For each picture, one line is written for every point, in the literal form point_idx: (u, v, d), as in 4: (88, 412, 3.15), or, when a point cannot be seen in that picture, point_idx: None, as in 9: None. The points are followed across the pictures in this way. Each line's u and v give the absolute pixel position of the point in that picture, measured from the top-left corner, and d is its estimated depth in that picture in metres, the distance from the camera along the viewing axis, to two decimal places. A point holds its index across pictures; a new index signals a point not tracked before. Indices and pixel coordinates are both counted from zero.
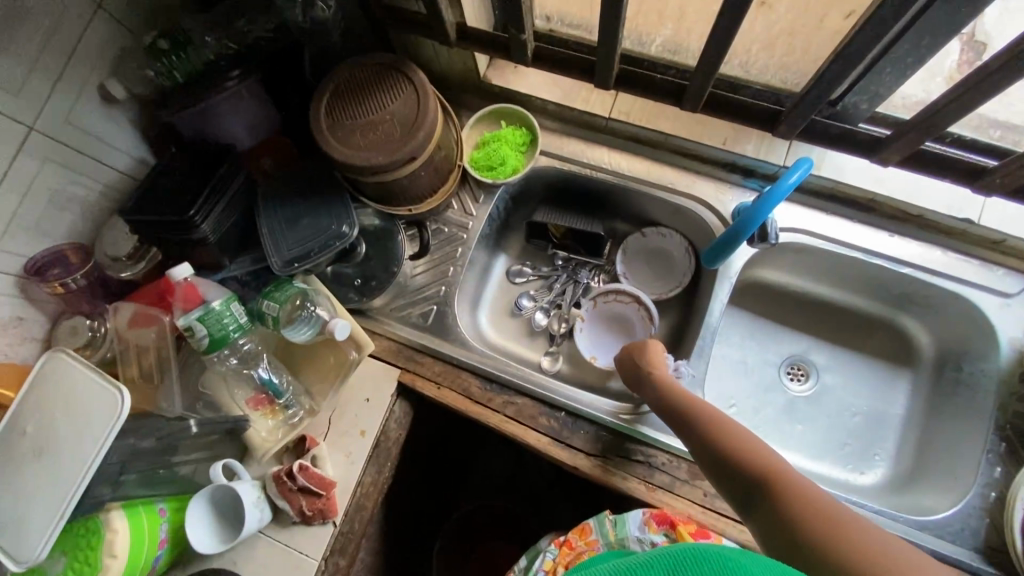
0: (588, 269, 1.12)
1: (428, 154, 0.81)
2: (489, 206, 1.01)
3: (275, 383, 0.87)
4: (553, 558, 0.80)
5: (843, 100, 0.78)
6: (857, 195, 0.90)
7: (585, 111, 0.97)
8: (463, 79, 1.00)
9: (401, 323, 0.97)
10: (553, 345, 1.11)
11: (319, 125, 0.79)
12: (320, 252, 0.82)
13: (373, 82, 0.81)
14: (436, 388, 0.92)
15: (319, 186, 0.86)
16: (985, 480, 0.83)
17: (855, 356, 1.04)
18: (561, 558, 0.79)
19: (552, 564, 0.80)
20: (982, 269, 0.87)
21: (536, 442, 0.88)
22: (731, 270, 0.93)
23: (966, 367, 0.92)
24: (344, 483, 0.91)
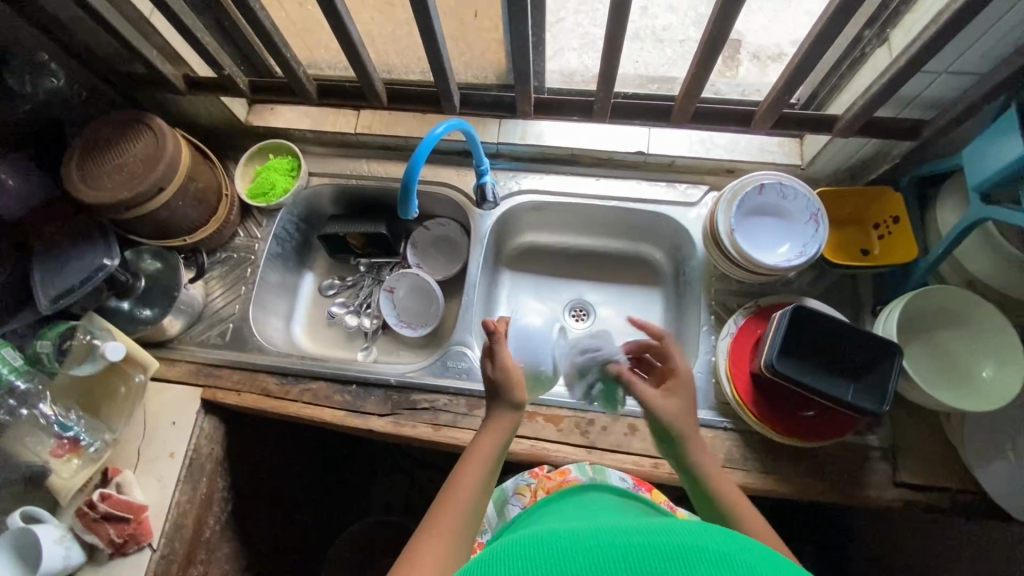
0: (389, 268, 1.25)
1: (176, 183, 0.94)
2: (273, 227, 1.14)
3: (63, 421, 0.91)
4: (532, 485, 0.88)
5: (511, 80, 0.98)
6: (559, 152, 1.11)
7: (335, 132, 1.14)
8: (230, 128, 1.16)
9: (201, 346, 1.05)
10: (368, 340, 1.22)
11: (70, 177, 0.91)
12: (83, 285, 0.91)
13: (114, 133, 0.94)
14: (237, 395, 1.00)
15: (84, 232, 0.95)
16: (707, 349, 0.99)
17: (621, 287, 1.20)
18: (540, 484, 0.87)
19: (531, 490, 0.88)
20: (667, 187, 1.08)
21: (333, 418, 0.97)
22: (482, 234, 1.11)
23: (687, 270, 1.11)
24: (157, 506, 0.94)
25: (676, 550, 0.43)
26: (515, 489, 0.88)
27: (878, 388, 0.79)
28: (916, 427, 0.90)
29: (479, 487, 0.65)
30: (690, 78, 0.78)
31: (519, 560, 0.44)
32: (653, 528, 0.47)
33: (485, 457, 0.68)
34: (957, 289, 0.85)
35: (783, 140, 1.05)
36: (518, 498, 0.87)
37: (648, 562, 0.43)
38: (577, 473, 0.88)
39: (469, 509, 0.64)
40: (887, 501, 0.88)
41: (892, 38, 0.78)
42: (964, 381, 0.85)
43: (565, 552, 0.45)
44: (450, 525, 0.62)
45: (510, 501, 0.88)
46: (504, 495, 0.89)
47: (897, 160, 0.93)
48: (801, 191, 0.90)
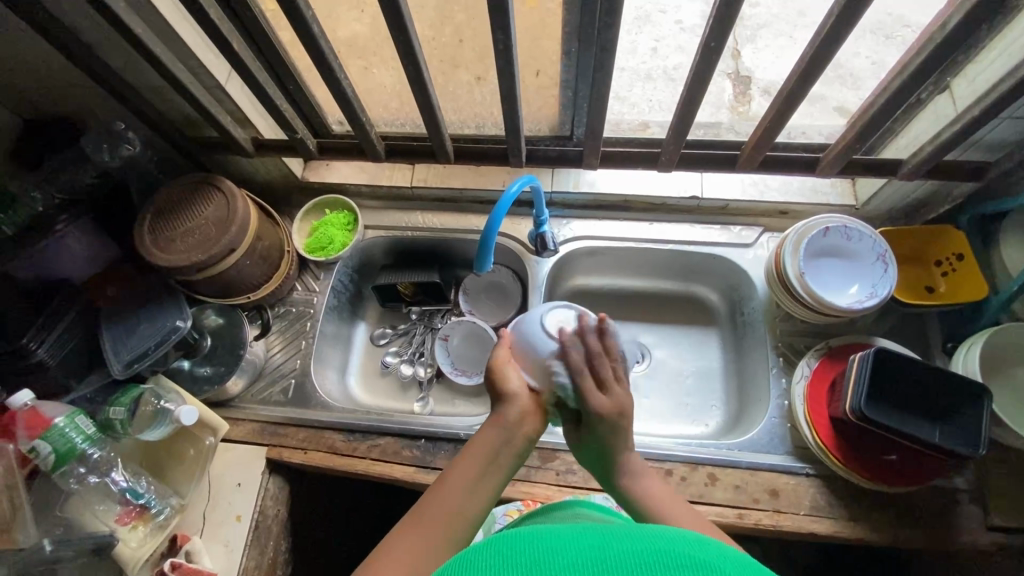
0: (441, 315, 1.25)
1: (246, 243, 0.95)
2: (331, 279, 1.15)
3: (134, 488, 0.89)
4: (518, 508, 0.90)
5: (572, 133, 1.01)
6: (612, 199, 1.13)
7: (391, 186, 1.17)
8: (287, 185, 1.19)
9: (263, 404, 1.04)
10: (423, 389, 1.21)
11: (144, 241, 0.92)
12: (157, 348, 0.91)
13: (187, 197, 0.95)
14: (303, 453, 0.99)
15: (155, 296, 0.96)
16: (779, 391, 0.98)
17: (675, 328, 1.20)
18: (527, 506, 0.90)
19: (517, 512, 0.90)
20: (722, 230, 1.10)
21: (403, 474, 0.95)
22: (539, 280, 1.12)
23: (746, 309, 1.11)
24: (226, 573, 0.91)
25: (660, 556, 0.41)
26: (504, 510, 0.90)
27: (968, 432, 0.78)
28: (1004, 468, 0.88)
29: (465, 501, 0.63)
30: (763, 128, 0.80)
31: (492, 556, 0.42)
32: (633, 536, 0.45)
33: (475, 463, 0.66)
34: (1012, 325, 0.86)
35: (835, 181, 1.07)
36: (507, 518, 0.88)
37: (624, 562, 0.40)
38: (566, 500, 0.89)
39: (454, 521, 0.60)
40: (981, 546, 0.85)
41: (954, 87, 0.81)
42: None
43: (542, 550, 0.42)
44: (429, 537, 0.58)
45: (497, 521, 0.89)
46: (492, 517, 0.90)
47: (958, 201, 0.94)
48: (867, 233, 0.91)
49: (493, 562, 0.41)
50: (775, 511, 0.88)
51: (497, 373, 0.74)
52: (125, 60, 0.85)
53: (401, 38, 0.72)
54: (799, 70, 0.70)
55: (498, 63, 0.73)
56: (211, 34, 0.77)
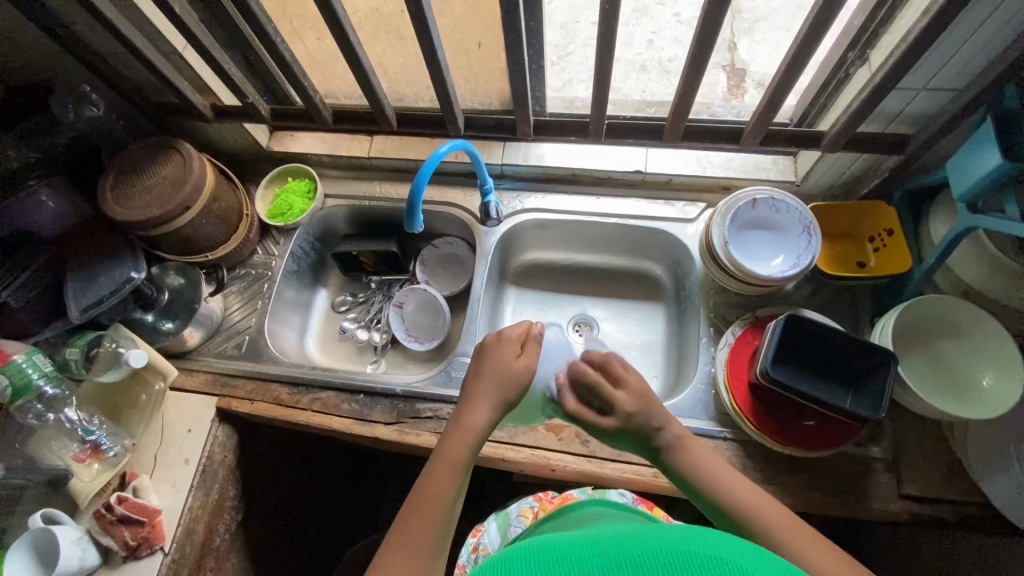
0: (399, 285, 1.30)
1: (201, 204, 1.01)
2: (290, 245, 1.20)
3: (87, 427, 0.96)
4: (533, 507, 0.96)
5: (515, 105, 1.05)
6: (560, 172, 1.16)
7: (349, 156, 1.22)
8: (253, 154, 1.24)
9: (217, 358, 1.10)
10: (378, 354, 1.25)
11: (105, 198, 0.99)
12: (112, 295, 0.98)
13: (147, 158, 1.02)
14: (250, 403, 1.04)
15: (113, 248, 1.02)
16: (708, 360, 1.00)
17: (622, 302, 1.23)
18: (541, 506, 0.95)
19: (532, 511, 0.95)
20: (665, 205, 1.12)
21: (340, 426, 1.00)
22: (487, 250, 1.16)
23: (687, 284, 1.13)
24: (171, 511, 0.97)
25: (667, 558, 0.43)
26: (518, 511, 0.96)
27: (874, 396, 0.80)
28: (918, 439, 0.89)
29: (450, 496, 0.64)
30: (679, 97, 0.83)
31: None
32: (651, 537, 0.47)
33: (461, 461, 0.66)
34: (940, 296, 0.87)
35: (777, 158, 1.09)
36: (521, 519, 0.94)
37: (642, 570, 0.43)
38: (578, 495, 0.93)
39: (443, 512, 0.62)
40: (891, 513, 0.87)
41: (872, 59, 0.82)
42: (949, 374, 0.88)
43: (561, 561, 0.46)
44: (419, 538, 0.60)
45: (513, 522, 0.95)
46: (507, 517, 0.96)
47: (888, 175, 0.95)
48: (794, 205, 0.93)
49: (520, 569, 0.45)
50: None
51: (506, 371, 0.71)
52: (85, 26, 0.91)
53: (324, 3, 0.77)
54: (698, 38, 0.72)
55: (416, 28, 0.77)
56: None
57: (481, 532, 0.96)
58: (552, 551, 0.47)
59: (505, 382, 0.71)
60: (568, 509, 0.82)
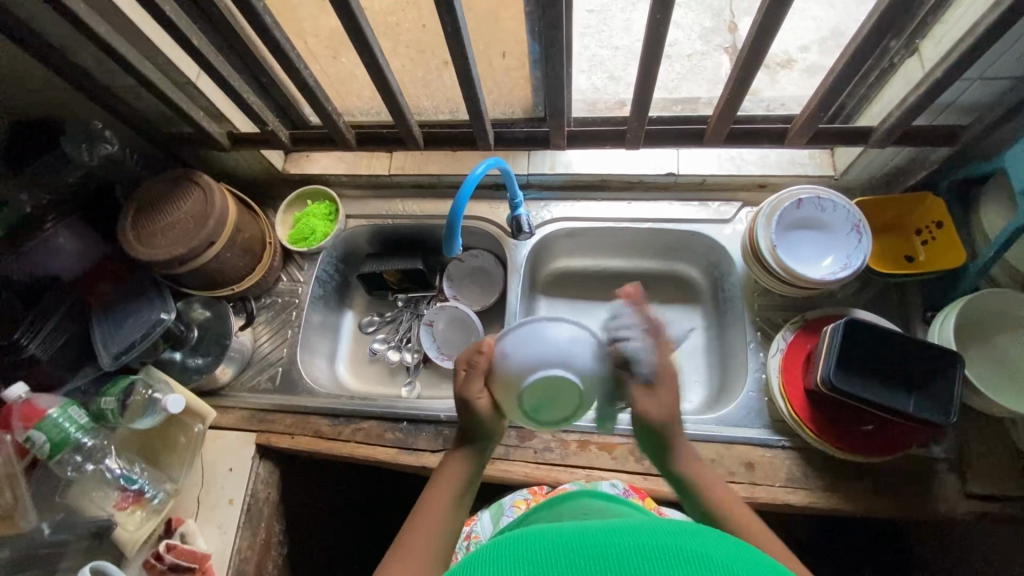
0: (426, 302, 1.26)
1: (226, 236, 0.98)
2: (315, 269, 1.17)
3: (129, 474, 0.93)
4: (525, 497, 0.90)
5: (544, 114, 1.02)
6: (589, 179, 1.13)
7: (369, 174, 1.18)
8: (270, 178, 1.21)
9: (252, 392, 1.08)
10: (410, 374, 1.22)
11: (128, 238, 0.95)
12: (143, 340, 0.95)
13: (167, 193, 0.98)
14: (290, 438, 1.02)
15: (139, 288, 0.99)
16: (757, 366, 0.98)
17: (657, 306, 1.20)
18: (533, 497, 0.89)
19: (524, 501, 0.89)
20: (700, 206, 1.09)
21: (386, 456, 0.98)
22: (518, 263, 1.13)
23: (727, 286, 1.11)
24: (220, 554, 0.95)
25: (656, 551, 0.42)
26: (511, 501, 0.90)
27: (941, 399, 0.78)
28: (981, 436, 0.87)
29: (452, 503, 0.65)
30: (724, 100, 0.79)
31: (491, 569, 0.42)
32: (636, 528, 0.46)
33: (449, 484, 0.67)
34: (994, 291, 0.85)
35: (814, 152, 1.06)
36: (514, 510, 0.88)
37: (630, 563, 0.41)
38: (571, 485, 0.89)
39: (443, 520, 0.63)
40: (958, 514, 0.85)
41: (923, 49, 0.79)
42: (1002, 368, 0.86)
43: (544, 552, 0.43)
44: (423, 549, 0.60)
45: (505, 514, 0.89)
46: (500, 508, 0.90)
47: (936, 166, 0.92)
48: (841, 204, 0.90)
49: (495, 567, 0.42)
50: (750, 484, 0.89)
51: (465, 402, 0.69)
52: (95, 60, 0.87)
53: (351, 25, 0.73)
54: (752, 40, 0.69)
55: (450, 45, 0.73)
56: (171, 31, 0.78)
57: (474, 520, 0.92)
58: (536, 543, 0.45)
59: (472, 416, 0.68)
60: (560, 500, 0.76)
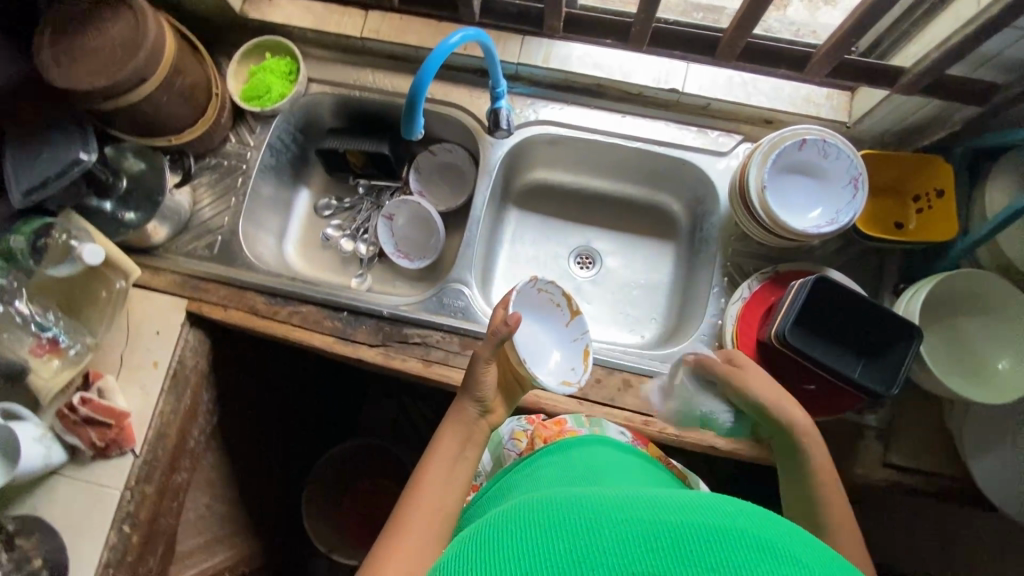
0: (389, 193, 1.18)
1: (161, 75, 0.86)
2: (267, 135, 1.06)
3: (41, 320, 0.87)
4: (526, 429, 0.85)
5: None
6: (583, 81, 1.01)
7: (338, 34, 1.03)
8: (224, 18, 1.05)
9: (187, 257, 1.00)
10: (363, 267, 1.16)
11: (43, 60, 0.82)
12: (59, 178, 0.83)
13: (92, 11, 0.84)
14: (223, 310, 0.96)
15: (58, 119, 0.86)
16: (716, 311, 0.95)
17: (630, 236, 1.14)
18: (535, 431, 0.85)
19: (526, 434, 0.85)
20: (697, 133, 1.00)
21: (321, 343, 0.94)
22: (492, 165, 1.03)
23: (705, 226, 1.05)
24: (140, 414, 0.93)
25: (709, 530, 0.38)
26: (511, 433, 0.85)
27: (889, 370, 0.76)
28: (916, 412, 0.87)
29: (454, 464, 0.68)
30: (747, 5, 0.68)
31: (514, 527, 0.42)
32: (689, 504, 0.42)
33: (450, 446, 0.70)
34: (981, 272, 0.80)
35: (831, 91, 0.95)
36: (514, 443, 0.83)
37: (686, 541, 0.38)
38: (574, 424, 0.83)
39: (445, 480, 0.66)
40: (874, 480, 0.87)
41: None
42: (958, 348, 0.84)
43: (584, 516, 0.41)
44: (426, 511, 0.63)
45: (505, 447, 0.85)
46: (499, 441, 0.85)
47: (956, 127, 0.83)
48: (846, 152, 0.82)
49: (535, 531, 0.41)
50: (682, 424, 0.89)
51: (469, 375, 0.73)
52: None
53: None
54: None
55: None
56: None
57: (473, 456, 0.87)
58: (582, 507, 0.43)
59: (473, 387, 0.73)
60: (561, 448, 0.72)
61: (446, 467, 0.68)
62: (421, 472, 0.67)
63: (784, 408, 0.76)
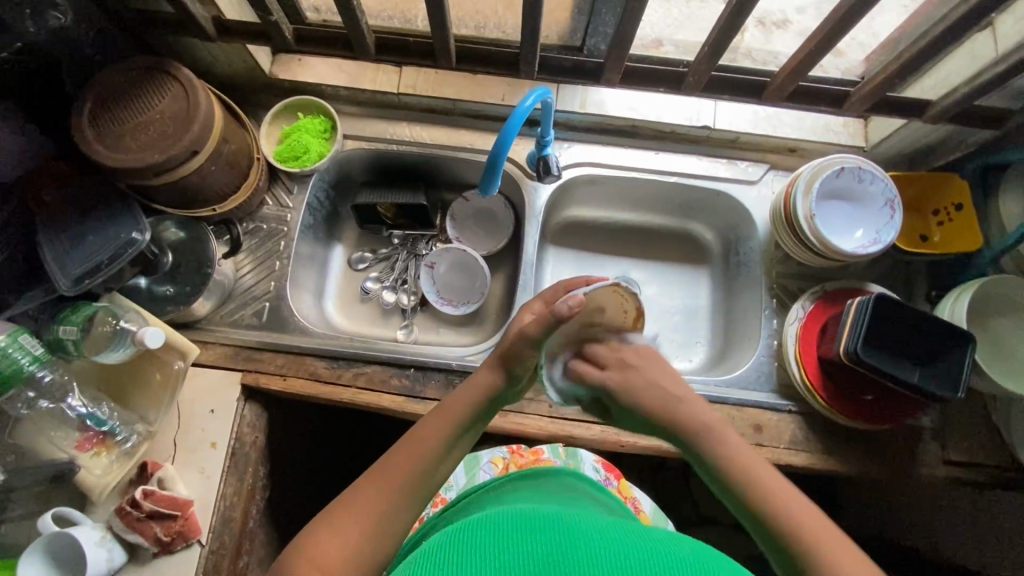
0: (425, 241, 1.17)
1: (212, 145, 0.83)
2: (305, 195, 1.04)
3: (94, 414, 0.82)
4: (506, 458, 0.91)
5: (586, 44, 0.87)
6: (619, 122, 1.05)
7: (374, 90, 1.03)
8: (253, 81, 1.04)
9: (235, 328, 0.96)
10: (406, 318, 1.14)
11: (87, 139, 0.78)
12: (112, 263, 0.80)
13: (137, 85, 0.81)
14: (282, 379, 0.93)
15: (99, 198, 0.82)
16: (768, 331, 0.99)
17: (665, 265, 1.18)
18: (514, 458, 0.91)
19: (504, 462, 0.91)
20: (729, 165, 1.05)
21: (390, 404, 0.92)
22: (537, 209, 1.06)
23: (742, 250, 1.10)
24: (203, 500, 0.87)
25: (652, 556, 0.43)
26: (489, 458, 0.91)
27: (947, 375, 0.82)
28: (965, 410, 0.94)
29: (456, 422, 0.65)
30: (803, 53, 0.75)
31: (481, 542, 0.45)
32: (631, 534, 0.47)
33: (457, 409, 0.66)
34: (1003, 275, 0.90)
35: (847, 120, 1.04)
36: (491, 467, 0.89)
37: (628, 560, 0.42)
38: (551, 455, 0.92)
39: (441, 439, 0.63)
40: (937, 478, 0.92)
41: (998, 23, 0.76)
42: (995, 348, 0.91)
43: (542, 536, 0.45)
44: (407, 459, 0.61)
45: (481, 468, 0.90)
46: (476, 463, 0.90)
47: (970, 148, 0.92)
48: (880, 176, 0.89)
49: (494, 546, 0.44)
50: (757, 445, 0.92)
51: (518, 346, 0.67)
52: None
53: None
54: None
55: None
56: None
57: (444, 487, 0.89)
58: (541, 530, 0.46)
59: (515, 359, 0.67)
60: (538, 476, 0.74)
61: (434, 456, 0.62)
62: (421, 424, 0.65)
63: (704, 434, 0.64)
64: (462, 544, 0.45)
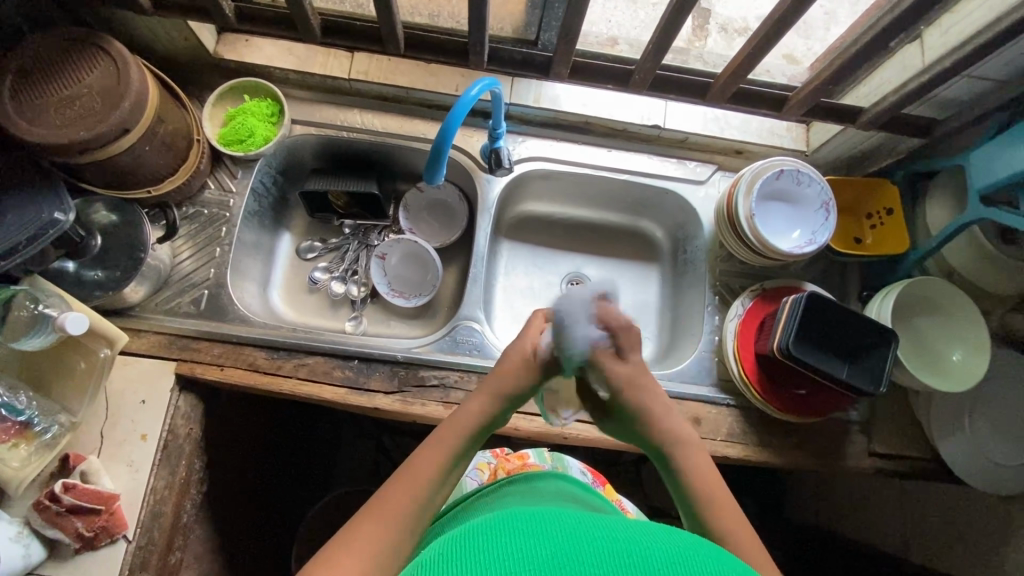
0: (377, 232, 1.15)
1: (145, 124, 0.79)
2: (250, 180, 1.01)
3: (10, 403, 0.77)
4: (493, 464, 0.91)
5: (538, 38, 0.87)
6: (573, 118, 1.06)
7: (324, 74, 1.01)
8: (196, 60, 1.00)
9: (170, 316, 0.93)
10: (356, 310, 1.12)
11: (6, 112, 0.73)
12: (30, 244, 0.75)
13: (64, 56, 0.77)
14: (219, 370, 0.90)
15: (18, 176, 0.78)
16: (712, 326, 1.02)
17: (617, 261, 1.20)
18: (502, 463, 0.91)
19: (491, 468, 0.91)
20: (678, 164, 1.08)
21: (333, 396, 0.90)
22: (490, 201, 1.06)
23: (689, 248, 1.13)
24: (131, 493, 0.83)
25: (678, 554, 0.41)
26: (476, 463, 0.90)
27: (872, 370, 0.86)
28: (891, 404, 0.99)
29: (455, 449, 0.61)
30: (742, 55, 0.77)
31: (501, 539, 0.41)
32: (651, 529, 0.45)
33: (457, 437, 0.63)
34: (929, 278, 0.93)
35: (790, 124, 1.07)
36: (478, 473, 0.88)
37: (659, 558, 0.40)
38: (536, 459, 0.92)
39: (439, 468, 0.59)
40: (863, 469, 0.97)
41: (925, 36, 0.80)
42: (918, 345, 0.96)
43: (566, 533, 0.42)
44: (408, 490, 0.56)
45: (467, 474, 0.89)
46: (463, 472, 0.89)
47: (900, 155, 0.97)
48: (816, 179, 0.93)
49: (516, 543, 0.40)
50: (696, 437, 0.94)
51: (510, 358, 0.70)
52: None
53: None
54: None
55: None
56: None
57: None
58: (563, 529, 0.43)
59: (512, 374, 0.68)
60: (528, 477, 0.72)
61: (435, 472, 0.59)
62: (416, 454, 0.60)
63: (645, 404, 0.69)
64: (479, 542, 0.42)
